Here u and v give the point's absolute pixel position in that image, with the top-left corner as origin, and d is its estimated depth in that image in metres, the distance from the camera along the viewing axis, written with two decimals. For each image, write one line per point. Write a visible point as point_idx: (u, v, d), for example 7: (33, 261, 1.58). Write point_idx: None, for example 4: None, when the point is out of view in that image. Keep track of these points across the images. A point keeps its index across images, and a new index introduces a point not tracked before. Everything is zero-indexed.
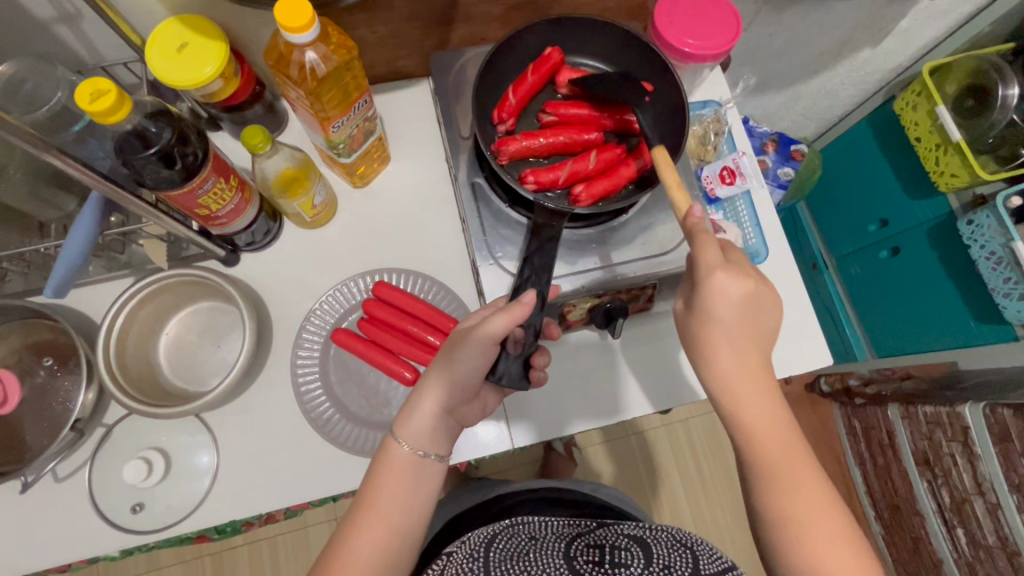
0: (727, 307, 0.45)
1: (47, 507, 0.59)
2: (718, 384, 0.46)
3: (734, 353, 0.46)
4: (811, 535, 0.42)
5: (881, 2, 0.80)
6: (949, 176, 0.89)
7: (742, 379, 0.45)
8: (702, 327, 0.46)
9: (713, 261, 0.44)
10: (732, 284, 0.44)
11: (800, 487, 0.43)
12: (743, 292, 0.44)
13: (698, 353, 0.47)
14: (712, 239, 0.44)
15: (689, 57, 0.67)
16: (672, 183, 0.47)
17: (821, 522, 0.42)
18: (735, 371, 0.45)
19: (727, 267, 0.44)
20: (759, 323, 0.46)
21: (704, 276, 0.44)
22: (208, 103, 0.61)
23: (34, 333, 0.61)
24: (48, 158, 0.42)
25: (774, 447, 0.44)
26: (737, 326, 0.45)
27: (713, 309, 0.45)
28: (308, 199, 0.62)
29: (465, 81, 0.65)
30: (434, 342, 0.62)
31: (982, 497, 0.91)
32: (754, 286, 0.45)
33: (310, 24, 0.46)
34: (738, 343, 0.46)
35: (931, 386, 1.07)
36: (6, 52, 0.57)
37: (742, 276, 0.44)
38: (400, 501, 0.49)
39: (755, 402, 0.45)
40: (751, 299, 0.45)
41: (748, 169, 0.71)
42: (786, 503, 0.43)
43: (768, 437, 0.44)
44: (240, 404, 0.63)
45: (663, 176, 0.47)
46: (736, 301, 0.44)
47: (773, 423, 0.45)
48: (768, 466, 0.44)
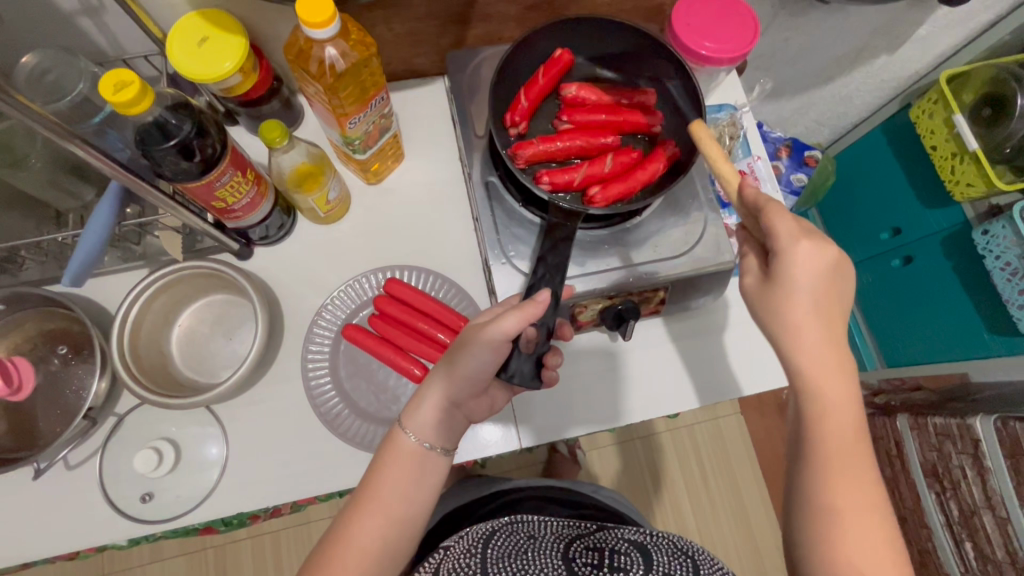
0: (811, 286, 0.42)
1: (58, 494, 0.60)
2: (799, 361, 0.43)
3: (817, 329, 0.43)
4: (856, 526, 0.41)
5: (901, 9, 0.79)
6: (964, 186, 0.88)
7: (819, 357, 0.43)
8: (786, 298, 0.43)
9: (794, 230, 0.42)
10: (819, 254, 0.42)
11: (854, 473, 0.42)
12: (828, 263, 0.42)
13: (778, 324, 0.44)
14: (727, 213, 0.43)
15: (706, 60, 0.66)
16: (716, 155, 0.47)
17: (862, 512, 0.41)
18: (816, 348, 0.43)
19: (812, 236, 0.42)
20: (841, 302, 0.43)
21: (785, 246, 0.42)
22: (227, 97, 0.61)
23: (50, 321, 0.61)
24: (70, 147, 0.43)
25: (841, 431, 0.42)
26: (824, 303, 0.43)
27: (797, 279, 0.42)
28: (322, 195, 0.62)
29: (481, 80, 0.66)
30: (444, 340, 0.62)
31: (991, 511, 0.89)
32: (838, 260, 0.42)
33: (330, 21, 0.46)
34: (822, 318, 0.43)
35: (941, 397, 1.04)
36: (29, 42, 0.58)
37: (826, 246, 0.42)
38: (409, 494, 0.49)
39: (832, 384, 0.43)
40: (836, 273, 0.43)
41: (762, 173, 0.71)
42: (840, 491, 0.42)
43: (838, 422, 0.42)
44: (251, 397, 0.63)
45: (704, 149, 0.48)
46: (820, 273, 0.42)
47: (847, 409, 0.42)
48: (832, 450, 0.42)
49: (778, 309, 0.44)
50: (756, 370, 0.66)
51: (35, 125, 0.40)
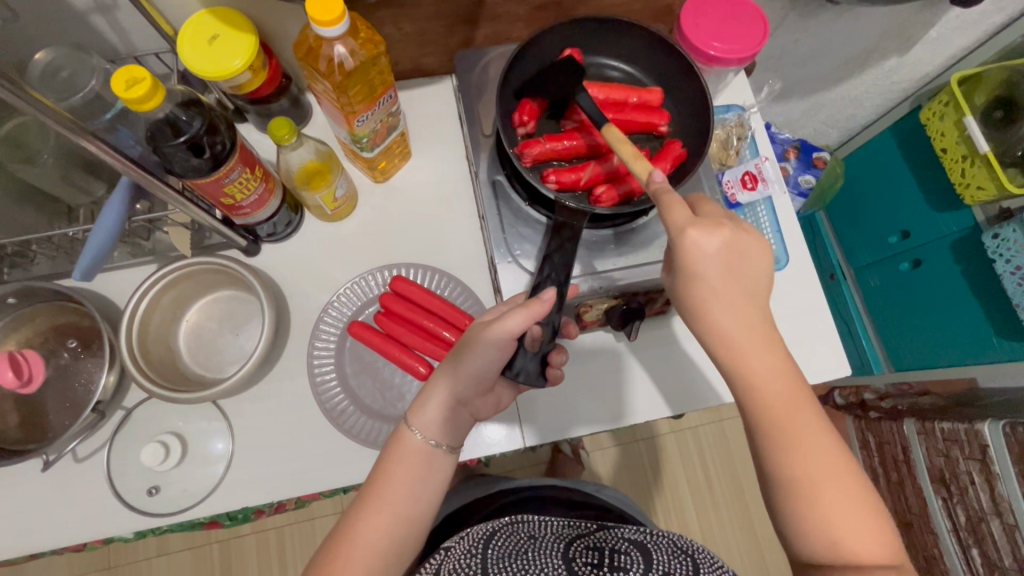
0: (710, 265, 0.44)
1: (66, 486, 0.60)
2: (723, 345, 0.45)
3: (731, 311, 0.45)
4: (825, 495, 0.41)
5: (912, 10, 0.78)
6: (974, 189, 0.88)
7: (741, 334, 0.45)
8: (692, 287, 0.45)
9: (683, 218, 0.44)
10: (709, 238, 0.44)
11: (803, 437, 0.42)
12: (721, 244, 0.44)
13: (691, 310, 0.46)
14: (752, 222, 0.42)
15: (715, 61, 0.66)
16: (631, 155, 0.48)
17: (824, 472, 0.42)
18: (735, 326, 0.45)
19: (699, 223, 0.44)
20: (744, 272, 0.45)
21: (676, 237, 0.44)
22: (237, 94, 0.62)
23: (60, 315, 0.62)
24: (82, 142, 0.43)
25: (782, 405, 0.43)
26: (724, 279, 0.44)
27: (697, 267, 0.44)
28: (330, 192, 0.62)
29: (489, 79, 0.66)
30: (449, 338, 0.62)
31: (999, 517, 0.88)
32: (731, 235, 0.44)
33: (340, 19, 0.47)
34: (728, 294, 0.45)
35: (949, 402, 1.04)
36: (43, 39, 0.59)
37: (715, 229, 0.44)
38: (412, 490, 0.49)
39: (752, 357, 0.44)
40: (732, 252, 0.44)
41: (770, 174, 0.70)
42: (800, 464, 0.42)
43: (776, 396, 0.43)
44: (257, 393, 0.64)
45: (619, 152, 0.48)
46: (717, 254, 0.44)
47: (780, 381, 0.44)
48: (772, 420, 0.43)
49: (694, 297, 0.46)
50: None
51: (48, 120, 0.41)
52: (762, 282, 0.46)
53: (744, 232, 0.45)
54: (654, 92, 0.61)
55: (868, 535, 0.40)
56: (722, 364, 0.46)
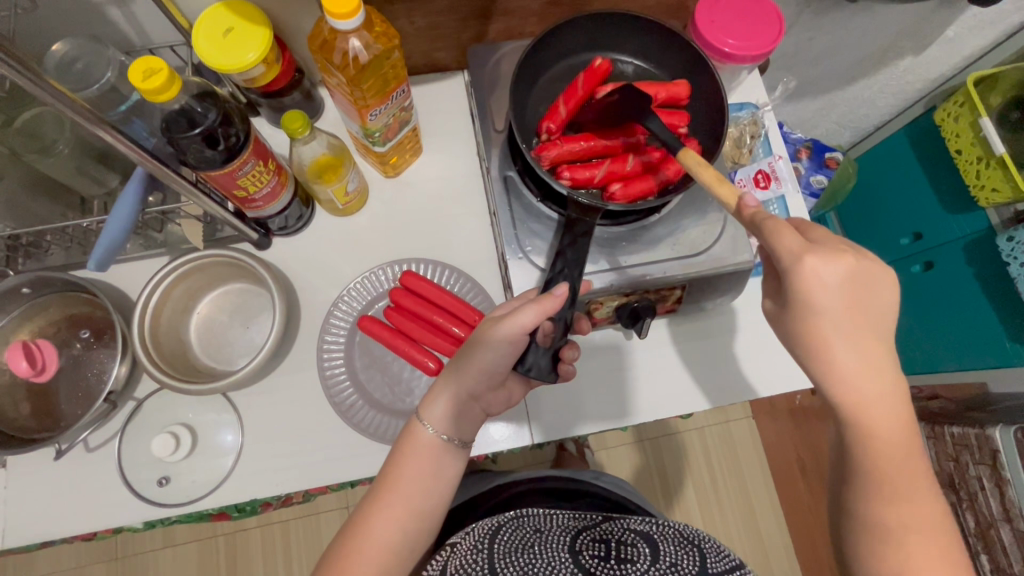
0: (836, 306, 0.41)
1: (77, 475, 0.61)
2: (837, 385, 0.42)
3: (855, 353, 0.41)
4: (914, 544, 0.41)
5: (930, 9, 0.77)
6: (989, 191, 0.87)
7: (862, 376, 0.41)
8: (808, 321, 0.42)
9: (797, 247, 0.41)
10: (828, 269, 0.40)
11: (909, 493, 0.41)
12: (843, 276, 0.40)
13: (806, 346, 0.43)
14: (784, 226, 0.41)
15: (729, 57, 0.66)
16: (712, 179, 0.45)
17: (926, 532, 0.41)
18: (856, 367, 0.41)
19: (819, 252, 0.40)
20: (872, 315, 0.41)
21: (791, 266, 0.41)
22: (249, 87, 0.62)
23: (72, 306, 0.62)
24: (99, 132, 0.43)
25: (892, 454, 0.41)
26: (851, 322, 0.41)
27: (814, 300, 0.41)
28: (341, 186, 0.62)
29: (502, 74, 0.66)
30: (458, 334, 0.62)
31: (1009, 524, 0.87)
32: (858, 273, 0.40)
33: (355, 11, 0.47)
34: (854, 337, 0.41)
35: (959, 406, 1.02)
36: (60, 31, 0.59)
37: (835, 257, 0.40)
38: (422, 484, 0.49)
39: (876, 406, 0.41)
40: (858, 289, 0.41)
41: (783, 173, 0.70)
42: (893, 510, 0.42)
43: (886, 442, 0.41)
44: (267, 385, 0.64)
45: (698, 176, 0.46)
46: (839, 289, 0.40)
47: (894, 426, 0.41)
48: (881, 472, 0.42)
49: (809, 330, 0.42)
50: (769, 369, 0.65)
51: (66, 110, 0.41)
52: (887, 315, 0.42)
53: (868, 258, 0.41)
54: (680, 85, 0.60)
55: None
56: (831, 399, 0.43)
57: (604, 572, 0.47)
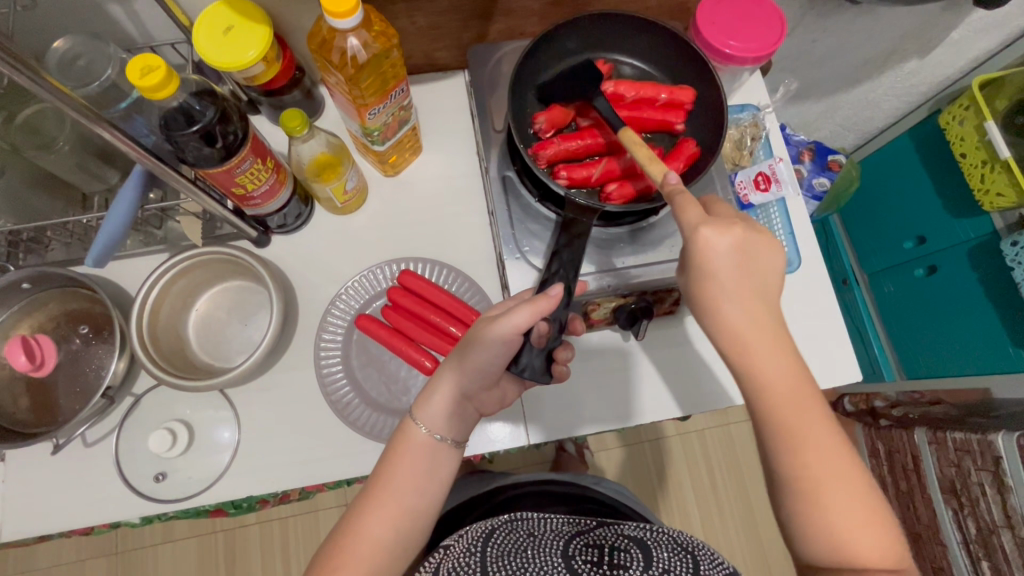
0: (722, 264, 0.43)
1: (75, 469, 0.61)
2: (729, 339, 0.44)
3: (740, 305, 0.44)
4: (828, 495, 0.41)
5: (935, 11, 0.77)
6: (994, 195, 0.86)
7: (750, 332, 0.44)
8: (704, 287, 0.45)
9: (695, 218, 0.43)
10: (721, 238, 0.43)
11: (813, 439, 0.42)
12: (733, 243, 0.43)
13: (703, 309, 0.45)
14: (689, 199, 0.43)
15: (730, 59, 0.65)
16: (644, 157, 0.47)
17: (835, 474, 0.42)
18: (745, 325, 0.44)
19: (711, 221, 0.43)
20: (758, 272, 0.44)
21: (688, 235, 0.43)
22: (249, 85, 0.62)
23: (72, 301, 0.63)
24: (98, 129, 0.43)
25: (791, 402, 0.43)
26: (737, 277, 0.44)
27: (705, 262, 0.43)
28: (340, 184, 0.62)
29: (502, 74, 0.66)
30: (455, 333, 0.62)
31: (1011, 531, 0.86)
32: (744, 235, 0.43)
33: (353, 10, 0.47)
34: (741, 291, 0.44)
35: (961, 412, 1.02)
36: (63, 28, 0.59)
37: (727, 227, 0.43)
38: (414, 482, 0.49)
39: (766, 356, 0.43)
40: (743, 248, 0.43)
41: (784, 175, 0.69)
42: (804, 464, 0.42)
43: (784, 400, 0.43)
44: (264, 383, 0.64)
45: (633, 154, 0.47)
46: (728, 251, 0.43)
47: (788, 383, 0.43)
48: (784, 421, 0.43)
49: (704, 293, 0.45)
50: None
51: (65, 107, 0.41)
52: (773, 278, 0.45)
53: (755, 229, 0.44)
54: (684, 89, 0.60)
55: (869, 538, 0.41)
56: (731, 362, 0.45)
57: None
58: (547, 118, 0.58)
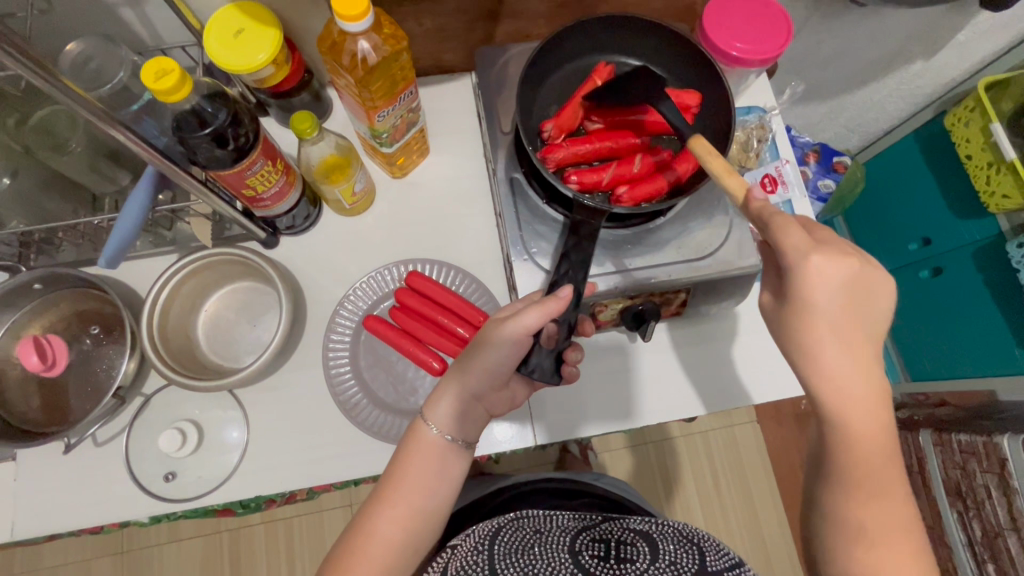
0: (830, 306, 0.40)
1: (85, 469, 0.62)
2: (827, 385, 0.41)
3: (847, 354, 0.41)
4: (882, 545, 0.42)
5: (941, 13, 0.77)
6: (1000, 197, 0.86)
7: (852, 383, 0.41)
8: (804, 323, 0.41)
9: (805, 245, 0.40)
10: (834, 272, 0.39)
11: (880, 490, 0.42)
12: (845, 277, 0.39)
13: (798, 347, 0.42)
14: (791, 222, 0.40)
15: (736, 62, 0.66)
16: (720, 168, 0.44)
17: (893, 527, 0.42)
18: (848, 375, 0.41)
19: (824, 249, 0.40)
20: (865, 320, 0.41)
21: (795, 264, 0.40)
22: (259, 87, 0.62)
23: (83, 302, 0.63)
24: (113, 131, 0.44)
25: (874, 454, 0.42)
26: (845, 325, 0.41)
27: (813, 301, 0.40)
28: (348, 186, 0.63)
29: (510, 75, 0.66)
30: (463, 334, 0.62)
31: (1016, 533, 0.86)
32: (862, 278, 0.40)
33: (364, 14, 0.47)
34: (846, 339, 0.41)
35: (969, 414, 0.99)
36: (76, 30, 0.60)
37: (841, 258, 0.39)
38: (425, 482, 0.49)
39: (863, 409, 0.41)
40: (856, 290, 0.40)
41: (791, 177, 0.70)
42: (868, 493, 0.42)
43: (870, 437, 0.41)
44: (271, 383, 0.65)
45: (708, 166, 0.44)
46: (839, 294, 0.40)
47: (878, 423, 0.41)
48: (859, 470, 0.42)
49: (808, 333, 0.41)
50: (772, 373, 0.65)
51: (80, 109, 0.41)
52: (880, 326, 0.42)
53: (869, 262, 0.41)
54: (691, 93, 0.60)
55: None
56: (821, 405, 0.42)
57: (603, 572, 0.47)
58: (555, 124, 0.59)
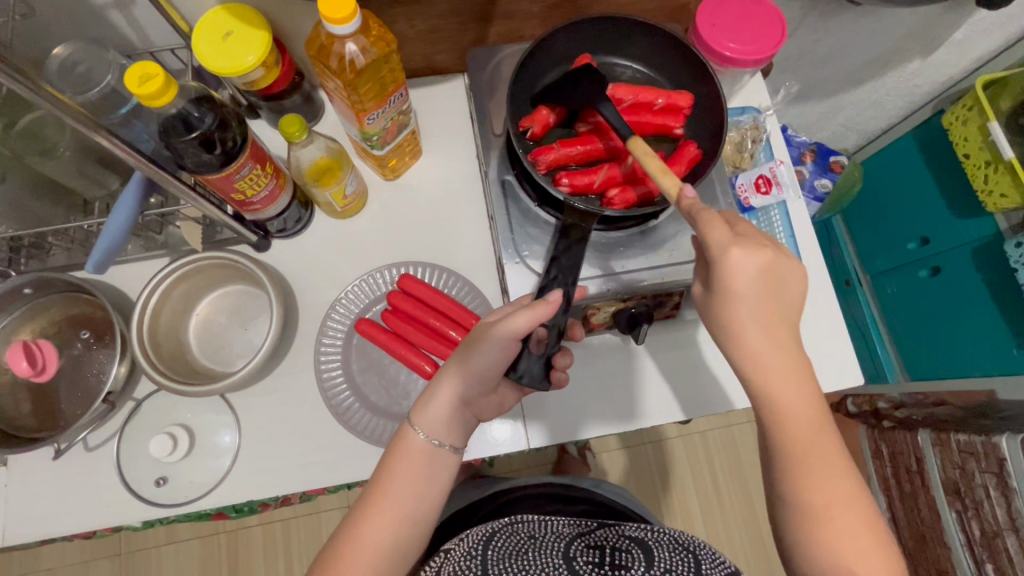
0: (747, 287, 0.43)
1: (77, 474, 0.61)
2: (751, 364, 0.44)
3: (764, 330, 0.43)
4: (831, 523, 0.41)
5: (937, 12, 0.76)
6: (998, 197, 0.85)
7: (771, 356, 0.43)
8: (726, 305, 0.44)
9: (725, 236, 0.42)
10: (749, 257, 0.42)
11: (823, 468, 0.42)
12: (760, 261, 0.42)
13: (722, 329, 0.45)
14: (716, 217, 0.43)
15: (730, 62, 0.65)
16: (656, 168, 0.46)
17: (842, 504, 0.42)
18: (766, 350, 0.43)
19: (742, 241, 0.42)
20: (781, 297, 0.43)
21: (718, 255, 0.42)
22: (248, 90, 0.62)
23: (74, 306, 0.63)
24: (97, 137, 0.44)
25: (802, 427, 0.43)
26: (761, 304, 0.43)
27: (732, 283, 0.43)
28: (339, 189, 0.63)
29: (501, 77, 0.65)
30: (455, 337, 0.62)
31: (1015, 532, 0.86)
32: (775, 258, 0.42)
33: (351, 16, 0.47)
34: (763, 316, 0.43)
35: (968, 413, 0.99)
36: (65, 34, 0.60)
37: (756, 248, 0.42)
38: (414, 487, 0.49)
39: (785, 383, 0.43)
40: (772, 270, 0.43)
41: (785, 178, 0.69)
42: (807, 485, 0.42)
43: (798, 417, 0.43)
44: (263, 387, 0.64)
45: (645, 166, 0.46)
46: (755, 274, 0.42)
47: (800, 409, 0.43)
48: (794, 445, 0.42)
49: (729, 315, 0.44)
50: None
51: (64, 116, 0.41)
52: (795, 303, 0.44)
53: (785, 255, 0.44)
54: (683, 94, 0.59)
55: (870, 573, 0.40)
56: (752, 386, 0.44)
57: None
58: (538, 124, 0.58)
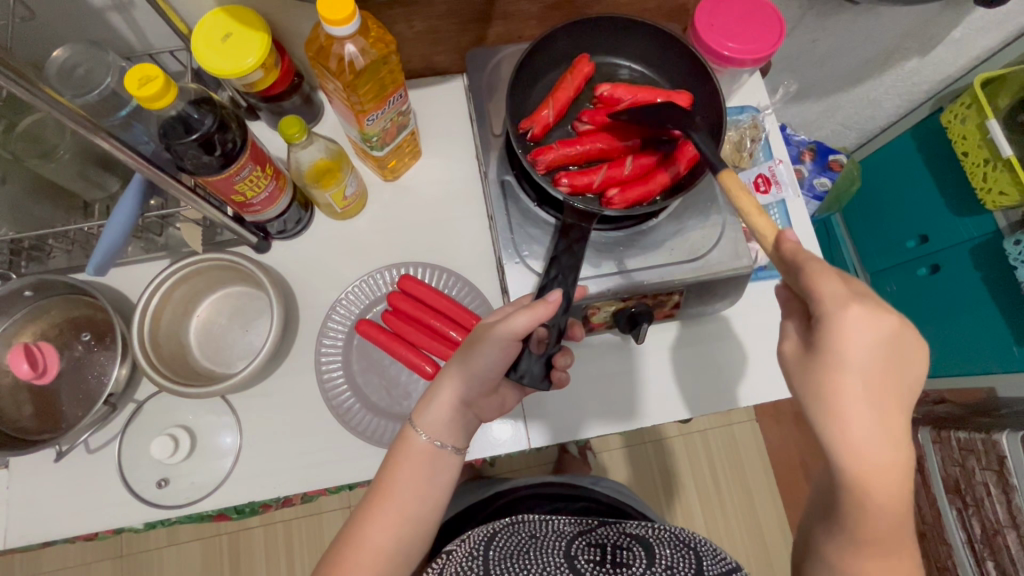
0: (862, 361, 0.35)
1: (77, 476, 0.61)
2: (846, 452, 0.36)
3: (874, 418, 0.35)
4: None
5: (933, 11, 0.76)
6: (997, 194, 0.85)
7: (878, 452, 0.35)
8: (831, 376, 0.36)
9: (840, 293, 0.35)
10: (869, 325, 0.35)
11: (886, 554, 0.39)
12: (884, 333, 0.35)
13: (817, 402, 0.37)
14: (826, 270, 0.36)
15: (729, 61, 0.65)
16: (750, 208, 0.41)
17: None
18: (874, 443, 0.35)
19: (863, 300, 0.35)
20: (898, 379, 0.36)
21: (830, 312, 0.35)
22: (248, 91, 0.62)
23: (74, 309, 0.63)
24: (96, 139, 0.44)
25: (885, 522, 0.37)
26: (875, 382, 0.35)
27: (845, 353, 0.35)
28: (339, 190, 0.63)
29: (500, 77, 0.65)
30: (456, 337, 0.62)
31: (1015, 529, 0.86)
32: (897, 333, 0.35)
33: (350, 18, 0.47)
34: (875, 401, 0.35)
35: (967, 412, 1.00)
36: (65, 36, 0.60)
37: (880, 317, 0.35)
38: (416, 488, 0.49)
39: (884, 481, 0.36)
40: (891, 346, 0.35)
41: (784, 177, 0.70)
42: (862, 556, 0.39)
43: (886, 514, 0.37)
44: (265, 388, 0.64)
45: (737, 203, 0.42)
46: (874, 348, 0.35)
47: (894, 499, 0.36)
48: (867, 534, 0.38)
49: (836, 391, 0.36)
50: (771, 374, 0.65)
51: (62, 117, 0.41)
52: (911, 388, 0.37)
53: (912, 328, 0.36)
54: (682, 94, 0.59)
55: None
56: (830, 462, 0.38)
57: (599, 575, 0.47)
58: (539, 124, 0.58)
